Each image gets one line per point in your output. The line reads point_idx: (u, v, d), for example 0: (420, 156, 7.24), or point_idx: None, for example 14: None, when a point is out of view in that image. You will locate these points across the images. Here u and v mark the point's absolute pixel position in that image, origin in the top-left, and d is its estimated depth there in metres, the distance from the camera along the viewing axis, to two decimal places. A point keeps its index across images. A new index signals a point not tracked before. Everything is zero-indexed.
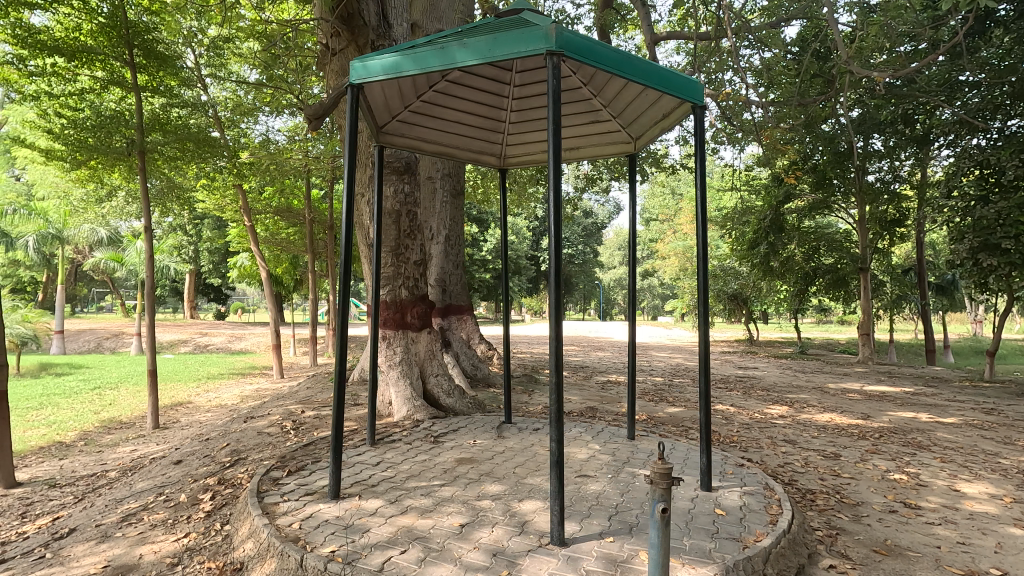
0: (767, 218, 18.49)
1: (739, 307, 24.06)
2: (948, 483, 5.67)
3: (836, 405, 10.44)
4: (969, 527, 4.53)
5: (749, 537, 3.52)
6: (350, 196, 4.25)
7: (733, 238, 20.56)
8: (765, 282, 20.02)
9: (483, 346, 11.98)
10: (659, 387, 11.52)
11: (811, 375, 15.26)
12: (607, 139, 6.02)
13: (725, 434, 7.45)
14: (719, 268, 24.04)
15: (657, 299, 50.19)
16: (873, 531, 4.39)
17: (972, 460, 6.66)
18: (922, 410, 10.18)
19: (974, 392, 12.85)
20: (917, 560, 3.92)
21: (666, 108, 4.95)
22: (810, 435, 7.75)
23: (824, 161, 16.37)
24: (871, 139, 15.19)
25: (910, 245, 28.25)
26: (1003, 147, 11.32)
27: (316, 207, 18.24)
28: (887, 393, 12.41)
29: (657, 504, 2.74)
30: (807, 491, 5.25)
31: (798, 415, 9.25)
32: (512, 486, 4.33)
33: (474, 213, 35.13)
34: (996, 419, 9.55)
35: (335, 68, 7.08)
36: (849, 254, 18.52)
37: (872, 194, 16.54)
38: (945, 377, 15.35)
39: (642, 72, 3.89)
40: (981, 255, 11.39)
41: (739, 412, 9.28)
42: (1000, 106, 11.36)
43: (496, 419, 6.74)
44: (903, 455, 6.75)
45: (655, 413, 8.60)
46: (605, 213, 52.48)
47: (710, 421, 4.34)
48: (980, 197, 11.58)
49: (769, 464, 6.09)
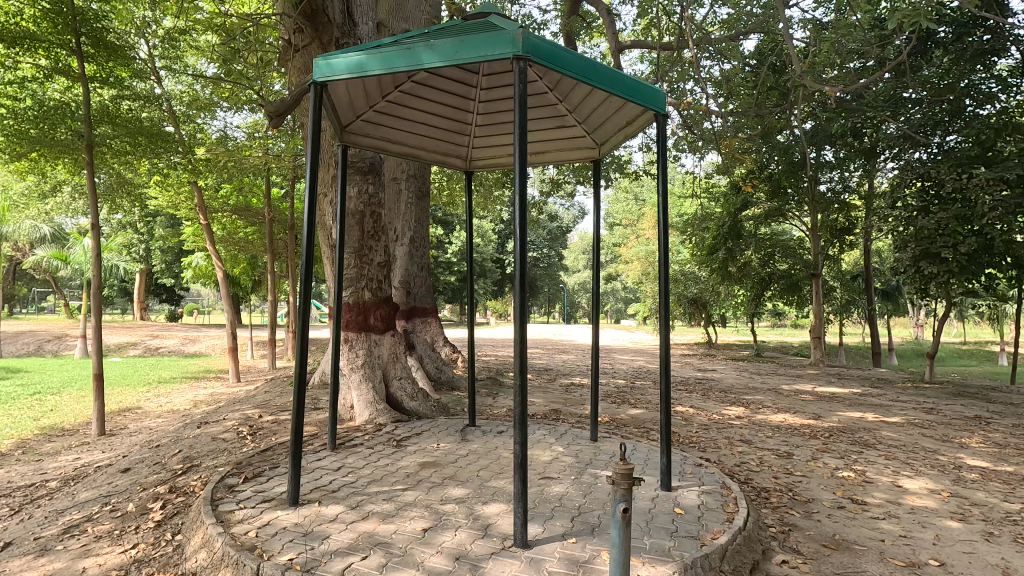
0: (726, 225, 18.99)
1: (698, 311, 24.64)
2: (892, 479, 5.95)
3: (789, 406, 10.79)
4: (910, 521, 4.76)
5: (706, 535, 3.60)
6: (313, 195, 4.16)
7: (694, 244, 21.19)
8: (723, 286, 20.91)
9: (447, 349, 11.86)
10: (621, 390, 11.71)
11: (765, 377, 15.76)
12: (571, 145, 6.08)
13: (684, 435, 7.63)
14: (680, 273, 24.60)
15: (620, 303, 51.26)
16: (822, 526, 4.57)
17: (913, 457, 7.01)
18: (869, 410, 10.66)
19: (913, 392, 13.67)
20: (862, 554, 4.10)
21: (629, 115, 5.05)
22: (765, 435, 8.00)
23: (779, 171, 16.66)
24: (823, 150, 15.78)
25: (858, 253, 29.50)
26: (941, 162, 12.16)
27: (276, 206, 17.81)
28: (836, 394, 12.91)
29: (619, 503, 2.77)
30: (761, 489, 5.41)
31: (754, 416, 9.54)
32: (475, 490, 4.32)
33: (439, 215, 34.96)
34: (934, 418, 10.08)
35: (297, 64, 6.94)
36: (802, 260, 19.32)
37: (824, 204, 17.24)
38: (888, 378, 16.03)
39: (606, 79, 3.95)
40: (923, 263, 12.20)
41: (698, 414, 9.49)
42: (939, 122, 12.19)
43: (461, 422, 6.73)
44: (850, 453, 7.05)
45: (617, 415, 8.73)
46: (571, 216, 52.60)
47: (670, 423, 4.42)
48: (922, 208, 12.42)
49: (726, 463, 6.25)
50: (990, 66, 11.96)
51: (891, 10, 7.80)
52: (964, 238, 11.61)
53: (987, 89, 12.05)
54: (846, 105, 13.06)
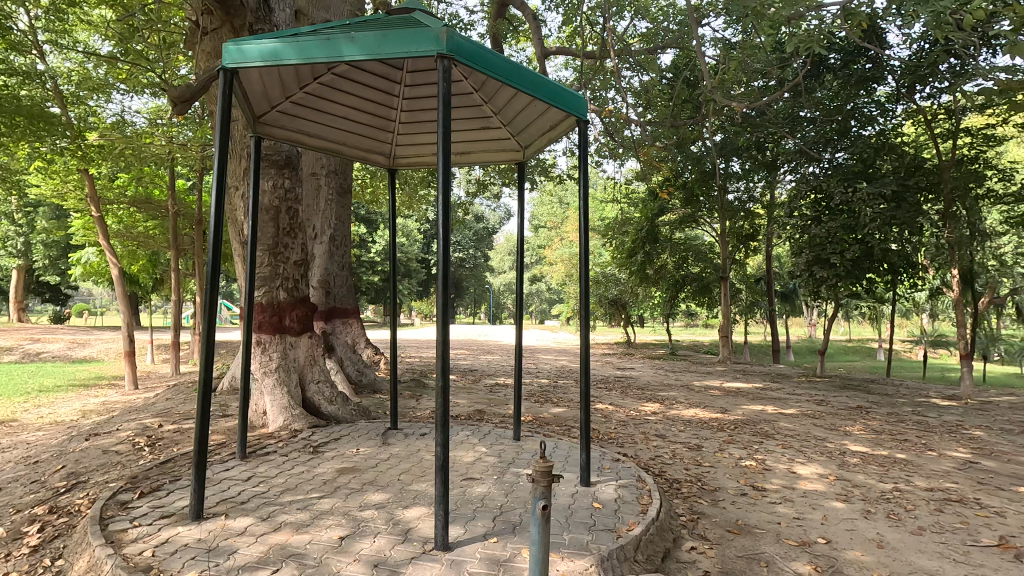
0: (643, 229, 20.15)
1: (618, 311, 25.60)
2: (788, 466, 6.48)
3: (700, 401, 11.46)
4: (802, 504, 5.20)
5: (622, 527, 3.74)
6: (221, 188, 3.90)
7: (614, 246, 22.03)
8: (641, 287, 21.93)
9: (369, 350, 11.52)
10: (544, 389, 11.93)
11: (678, 374, 16.65)
12: (497, 147, 6.13)
13: (603, 431, 7.89)
14: (601, 274, 25.45)
15: (544, 303, 52.19)
16: (727, 513, 4.88)
17: (806, 445, 7.67)
18: (769, 403, 11.54)
19: (807, 386, 14.97)
20: (761, 536, 4.42)
21: (553, 119, 5.13)
22: (678, 429, 8.45)
23: (692, 180, 17.89)
24: (731, 161, 16.87)
25: (761, 258, 31.86)
26: (831, 176, 13.46)
27: (181, 199, 16.57)
28: (741, 389, 13.87)
29: (538, 501, 2.81)
30: (674, 480, 5.71)
31: (668, 411, 10.05)
32: (395, 494, 4.23)
33: (362, 213, 33.97)
34: (824, 409, 11.09)
35: (206, 48, 6.50)
36: (712, 264, 20.57)
37: (731, 212, 18.45)
38: (785, 373, 17.47)
39: (530, 82, 4.02)
40: (815, 268, 13.72)
41: (616, 410, 9.85)
42: (830, 140, 13.57)
43: (382, 425, 6.57)
44: (752, 444, 7.59)
45: (540, 414, 8.88)
46: (497, 217, 52.89)
47: (589, 421, 4.55)
48: (814, 217, 13.80)
49: (642, 457, 6.54)
50: (871, 92, 13.33)
51: (789, 36, 8.51)
52: (849, 246, 13.12)
53: (868, 113, 13.45)
54: (751, 121, 14.08)
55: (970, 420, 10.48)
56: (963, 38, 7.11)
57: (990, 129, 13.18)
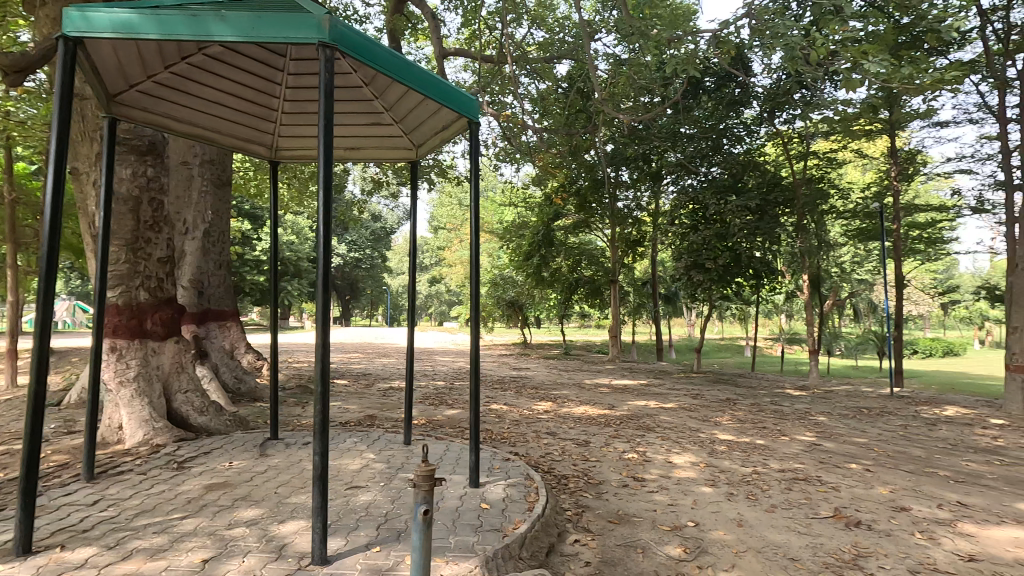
0: (539, 233, 20.72)
1: (515, 313, 26.09)
2: (665, 456, 6.96)
3: (589, 398, 11.99)
4: (676, 491, 5.60)
5: (508, 526, 3.78)
6: (60, 167, 3.37)
7: (511, 249, 22.44)
8: (537, 289, 22.51)
9: (250, 356, 10.67)
10: (439, 391, 11.81)
11: (571, 373, 17.31)
12: (390, 144, 6.00)
13: (497, 431, 7.97)
14: (498, 276, 25.78)
15: (442, 305, 51.78)
16: (610, 504, 5.12)
17: (682, 436, 8.29)
18: (652, 398, 12.36)
19: (684, 381, 16.26)
20: (639, 524, 4.69)
21: (445, 119, 5.10)
22: (568, 426, 8.75)
23: (585, 186, 18.77)
24: (620, 171, 17.89)
25: (646, 263, 34.03)
26: (706, 188, 14.89)
27: (20, 184, 14.34)
28: (627, 385, 14.71)
29: (420, 506, 2.76)
30: (562, 476, 5.89)
31: (560, 409, 10.39)
32: (271, 508, 3.94)
33: (246, 208, 31.59)
34: (698, 402, 12.07)
35: (48, 14, 5.67)
36: (603, 268, 21.61)
37: (620, 219, 19.53)
38: (666, 370, 18.84)
39: (420, 79, 3.96)
40: (692, 271, 15.01)
41: (511, 410, 10.01)
42: (705, 155, 14.83)
43: (261, 436, 6.11)
44: (635, 437, 8.06)
45: (434, 416, 8.78)
46: (395, 217, 51.61)
47: (478, 422, 4.56)
48: (692, 225, 15.24)
49: (533, 455, 6.68)
50: (739, 114, 14.77)
51: (673, 58, 9.15)
52: (720, 252, 14.54)
53: (737, 133, 14.93)
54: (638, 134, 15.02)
55: (816, 407, 11.95)
56: (813, 73, 8.08)
57: (832, 153, 15.18)
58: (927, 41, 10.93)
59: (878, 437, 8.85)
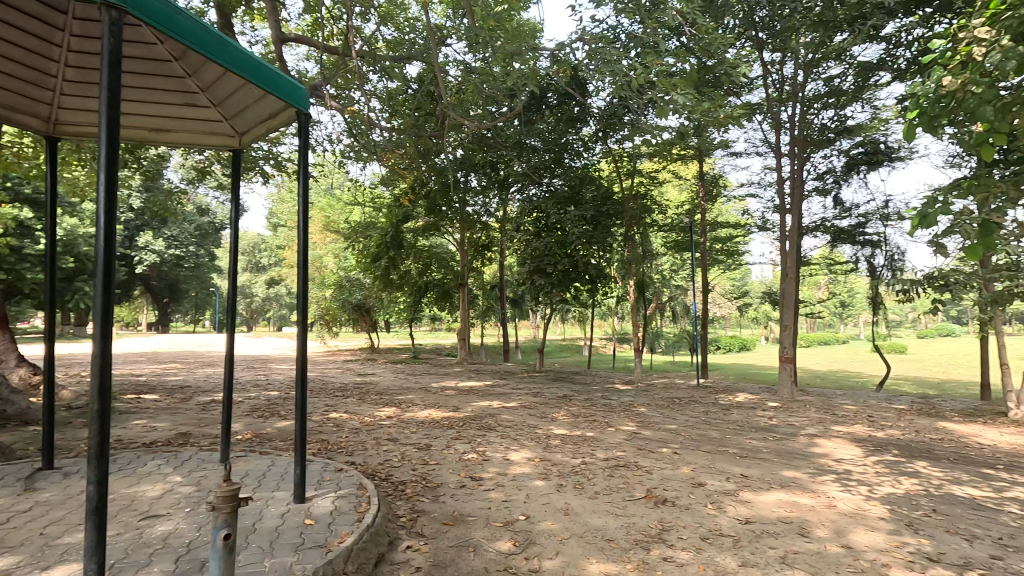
0: (388, 235, 20.14)
1: (362, 316, 25.10)
2: (503, 454, 7.17)
3: (435, 401, 11.95)
4: (511, 487, 5.80)
5: (333, 541, 3.60)
6: None
7: (358, 250, 21.61)
8: (385, 292, 21.95)
9: (23, 371, 8.81)
10: (272, 401, 10.90)
11: (417, 377, 17.12)
12: (205, 129, 5.38)
13: (332, 441, 7.56)
14: (345, 278, 24.59)
15: (283, 308, 47.98)
16: (445, 507, 5.13)
17: (520, 434, 8.63)
18: (495, 399, 12.71)
19: (528, 381, 16.98)
20: (472, 524, 4.76)
21: (271, 108, 4.77)
22: (410, 431, 8.62)
23: (434, 190, 18.50)
24: (470, 177, 18.14)
25: (496, 267, 35.01)
26: (548, 198, 16.13)
27: None
28: (473, 387, 14.95)
29: (219, 531, 2.48)
30: (399, 482, 5.77)
31: (403, 414, 10.19)
32: (34, 554, 3.28)
33: (27, 192, 26.15)
34: (538, 400, 12.70)
35: None
36: (453, 271, 21.75)
37: (470, 223, 19.91)
38: (512, 371, 19.55)
39: (237, 59, 3.61)
40: (535, 276, 16.21)
41: (351, 418, 9.58)
42: (546, 167, 15.78)
43: (30, 467, 5.07)
44: (476, 437, 8.21)
45: (261, 430, 8.05)
46: (227, 211, 46.58)
47: (305, 433, 4.28)
48: (535, 232, 16.50)
49: (370, 463, 6.46)
50: (578, 131, 15.83)
51: (517, 72, 9.48)
52: (559, 257, 15.88)
53: (576, 148, 16.10)
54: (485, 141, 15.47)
55: (639, 400, 13.25)
56: (638, 99, 8.96)
57: (655, 172, 16.94)
58: (726, 84, 12.75)
59: (685, 423, 10.09)
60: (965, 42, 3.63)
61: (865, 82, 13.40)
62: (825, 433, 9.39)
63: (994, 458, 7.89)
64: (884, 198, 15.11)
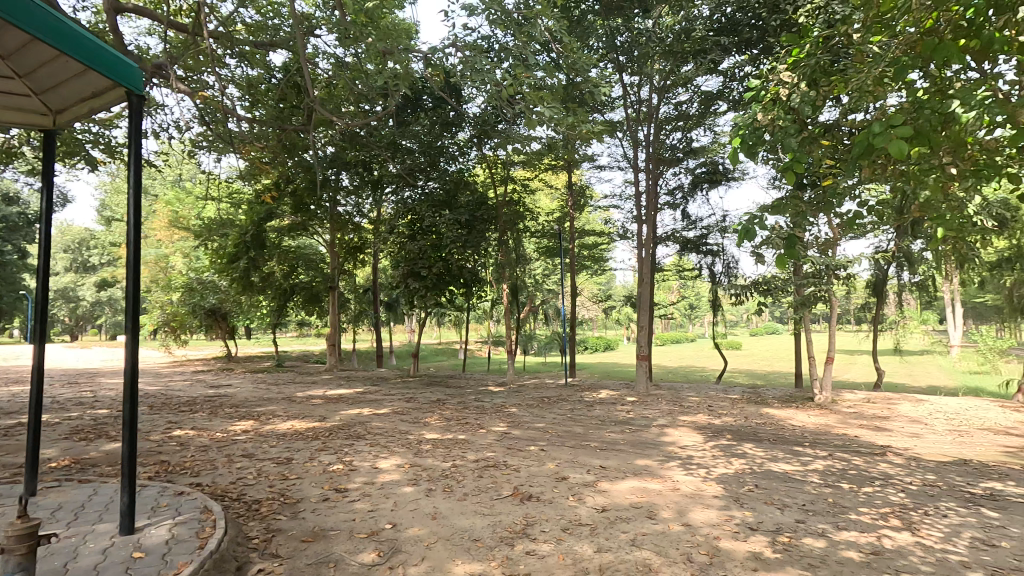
0: (249, 234, 18.44)
1: (217, 323, 22.86)
2: (371, 463, 6.95)
3: (299, 412, 11.22)
4: (377, 496, 5.64)
5: (167, 574, 3.24)
6: None
7: (212, 250, 19.63)
8: (244, 295, 20.22)
9: None
10: (100, 421, 9.50)
11: (280, 387, 15.97)
12: (4, 104, 4.52)
13: (175, 462, 6.77)
14: (196, 281, 22.21)
15: (118, 314, 42.07)
16: (304, 523, 4.85)
17: (390, 441, 8.43)
18: (366, 406, 12.29)
19: (401, 386, 16.63)
20: (333, 538, 4.55)
21: (95, 85, 4.15)
22: (269, 445, 8.01)
23: (301, 187, 17.23)
24: (341, 175, 17.30)
25: (369, 269, 33.90)
26: (423, 202, 16.01)
27: None
28: (342, 395, 14.30)
29: None
30: (252, 502, 5.33)
31: (261, 427, 9.44)
32: None
33: None
34: (411, 405, 12.50)
35: None
36: (323, 274, 20.71)
37: (341, 224, 18.96)
38: (385, 376, 19.03)
39: (40, 24, 3.04)
40: (410, 280, 15.83)
41: (199, 434, 8.66)
42: (421, 169, 15.52)
43: None
44: (343, 447, 7.86)
45: (84, 454, 6.98)
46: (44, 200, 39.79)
47: (135, 455, 3.80)
48: (410, 236, 16.26)
49: (219, 484, 5.89)
50: (453, 135, 15.84)
51: (390, 71, 9.28)
52: (434, 261, 15.79)
53: (452, 152, 16.12)
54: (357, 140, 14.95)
55: (510, 400, 13.61)
56: (511, 108, 9.23)
57: (527, 181, 17.56)
58: (589, 101, 13.63)
59: (553, 421, 10.56)
60: (773, 84, 4.15)
61: (707, 109, 15.10)
62: (673, 423, 10.39)
63: (803, 437, 9.28)
64: (722, 214, 17.14)
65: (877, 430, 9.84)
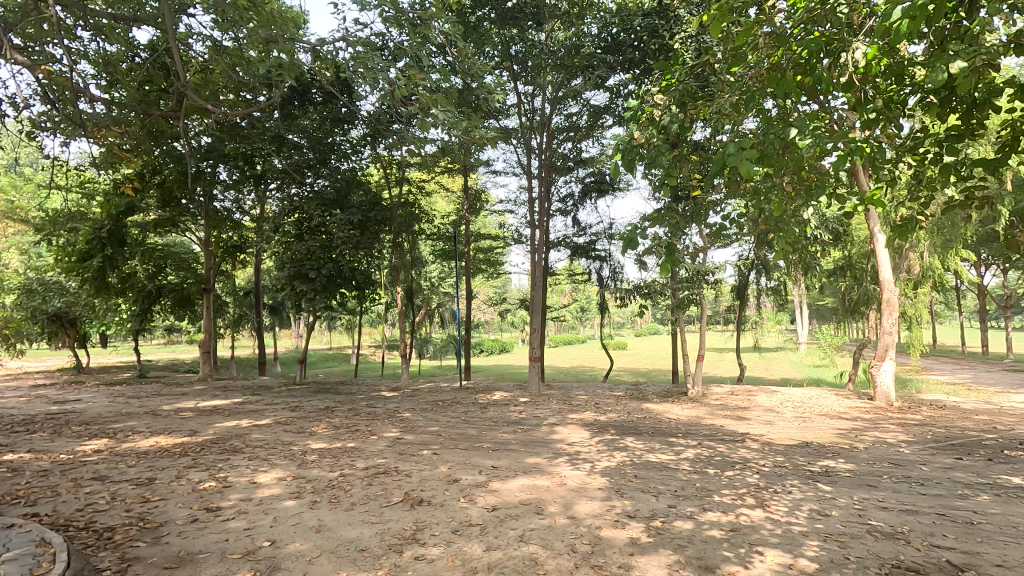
0: (105, 229, 16.22)
1: (63, 329, 20.00)
2: (248, 478, 6.47)
3: (164, 427, 10.15)
4: (255, 513, 5.28)
5: None
6: None
7: (58, 247, 17.19)
8: (98, 299, 17.89)
9: None
10: None
11: (142, 400, 14.34)
12: None
13: (4, 491, 5.83)
14: (37, 281, 19.32)
15: None
16: (167, 548, 4.41)
17: (271, 453, 7.91)
18: (244, 417, 11.41)
19: (285, 394, 15.65)
20: (203, 562, 4.19)
21: None
22: (126, 465, 7.16)
23: (171, 177, 15.61)
24: (218, 167, 15.87)
25: (250, 270, 31.59)
26: (311, 199, 15.09)
27: None
28: (217, 407, 13.16)
29: None
30: (104, 529, 4.75)
31: (117, 446, 8.41)
32: None
33: None
34: (296, 414, 11.82)
35: None
36: (195, 275, 18.58)
37: (217, 220, 17.28)
38: (267, 385, 17.79)
39: None
40: (297, 282, 14.81)
41: (37, 458, 7.53)
42: (310, 165, 14.93)
43: None
44: (216, 463, 7.24)
45: None
46: None
47: None
48: (297, 235, 15.15)
49: (63, 512, 5.18)
50: (345, 132, 15.38)
51: (274, 59, 8.75)
52: (325, 262, 14.93)
53: (344, 149, 15.66)
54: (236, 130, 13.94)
55: (403, 405, 13.36)
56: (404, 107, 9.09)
57: (422, 183, 17.38)
58: (482, 107, 13.81)
59: (446, 424, 10.53)
60: (647, 105, 4.52)
61: (594, 122, 16.01)
62: (562, 421, 10.80)
63: (678, 429, 10.08)
64: (609, 222, 18.19)
65: (739, 420, 10.94)
